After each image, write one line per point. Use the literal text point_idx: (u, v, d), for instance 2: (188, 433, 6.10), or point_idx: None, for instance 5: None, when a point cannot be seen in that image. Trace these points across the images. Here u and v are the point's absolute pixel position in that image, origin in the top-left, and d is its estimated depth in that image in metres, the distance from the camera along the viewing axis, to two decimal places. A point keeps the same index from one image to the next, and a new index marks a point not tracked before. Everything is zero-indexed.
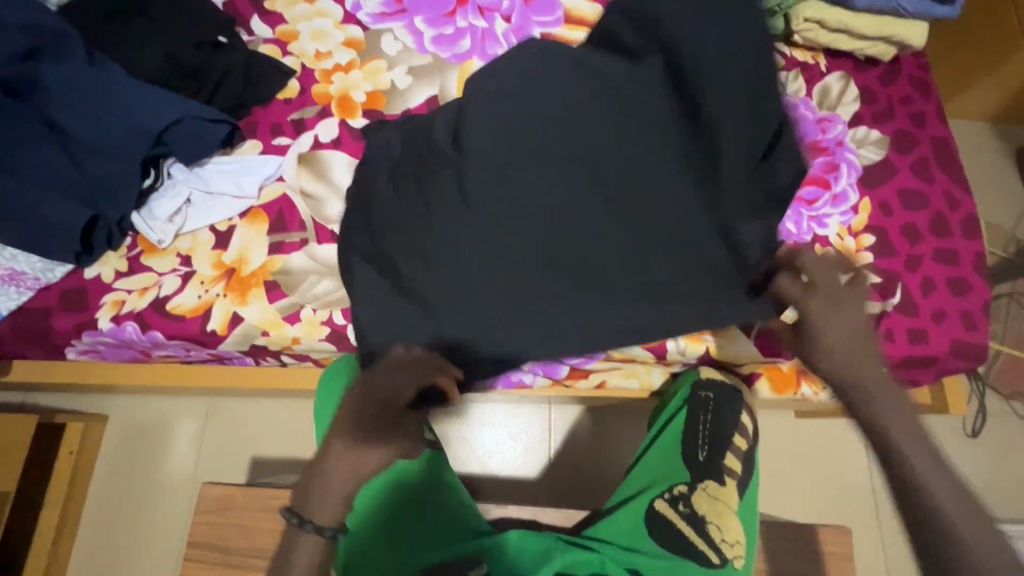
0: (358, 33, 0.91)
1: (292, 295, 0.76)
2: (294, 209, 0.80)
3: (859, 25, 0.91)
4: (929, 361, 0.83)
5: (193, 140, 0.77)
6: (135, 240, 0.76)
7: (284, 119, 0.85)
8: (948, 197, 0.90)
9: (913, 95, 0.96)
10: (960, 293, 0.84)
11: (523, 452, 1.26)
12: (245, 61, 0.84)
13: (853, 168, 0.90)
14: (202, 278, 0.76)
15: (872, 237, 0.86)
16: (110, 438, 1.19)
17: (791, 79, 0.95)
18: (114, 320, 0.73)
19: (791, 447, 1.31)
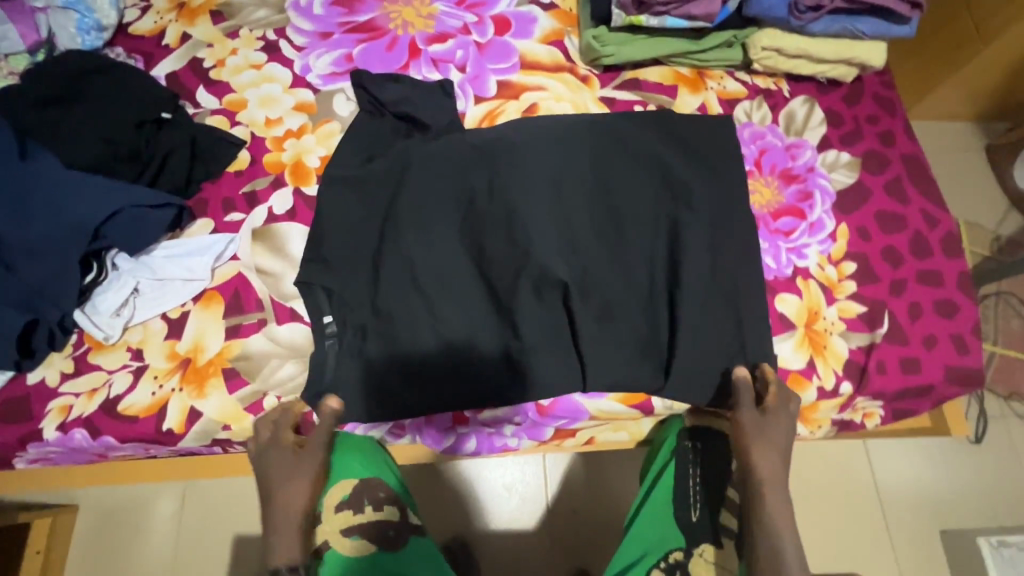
0: (309, 96, 0.89)
1: (252, 382, 0.72)
2: (251, 288, 0.76)
3: (817, 49, 0.90)
4: (926, 390, 0.79)
5: (137, 229, 0.73)
6: (81, 338, 0.72)
7: (236, 193, 0.81)
8: (925, 217, 0.88)
9: (879, 114, 0.95)
10: (949, 316, 0.82)
11: (519, 504, 1.21)
12: (189, 137, 0.81)
13: (827, 194, 0.88)
14: (156, 372, 0.71)
15: (853, 264, 0.84)
16: (80, 530, 1.13)
17: (756, 108, 0.93)
18: (61, 428, 0.68)
19: (795, 473, 1.28)
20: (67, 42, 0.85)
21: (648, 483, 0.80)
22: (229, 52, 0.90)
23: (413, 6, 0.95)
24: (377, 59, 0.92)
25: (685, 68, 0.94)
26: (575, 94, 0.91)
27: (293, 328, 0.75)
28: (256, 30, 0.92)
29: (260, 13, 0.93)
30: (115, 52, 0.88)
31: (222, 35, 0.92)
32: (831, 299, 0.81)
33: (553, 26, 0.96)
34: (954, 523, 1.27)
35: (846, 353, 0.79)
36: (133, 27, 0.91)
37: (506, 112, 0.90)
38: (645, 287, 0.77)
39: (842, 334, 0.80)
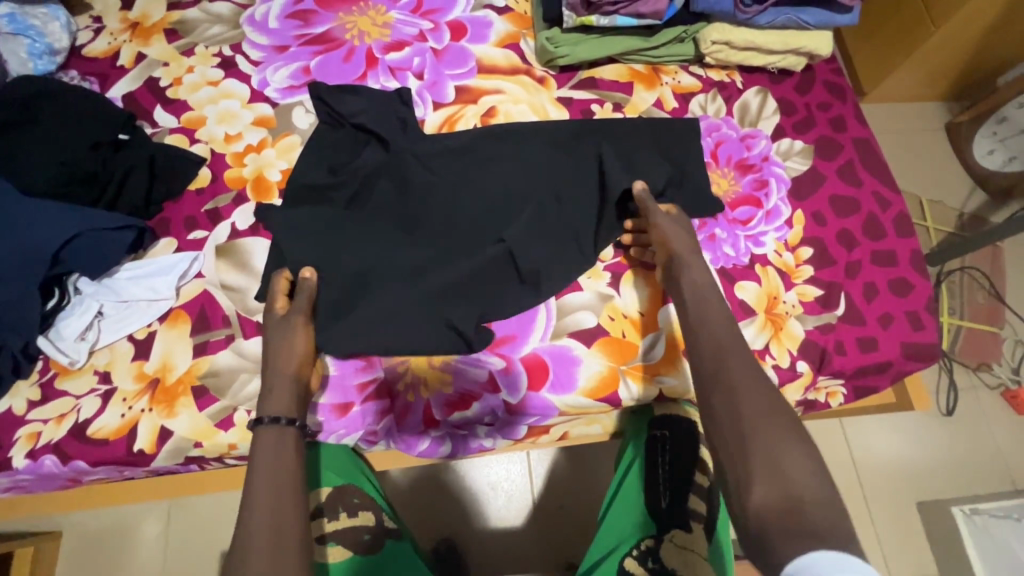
0: (267, 110, 0.89)
1: (221, 398, 0.72)
2: (216, 305, 0.77)
3: (766, 41, 0.91)
4: (884, 367, 0.82)
5: (96, 252, 0.72)
6: (47, 364, 0.72)
7: (198, 211, 0.82)
8: (878, 198, 0.90)
9: (830, 100, 0.98)
10: (903, 294, 0.84)
11: (505, 503, 1.22)
12: (148, 157, 0.81)
13: (781, 181, 0.90)
14: (124, 394, 0.71)
15: (810, 249, 0.86)
16: (65, 557, 1.12)
17: (710, 101, 0.95)
18: (30, 456, 0.68)
19: None
20: (18, 68, 0.85)
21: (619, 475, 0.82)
22: (185, 70, 0.90)
23: (369, 16, 0.96)
24: (334, 70, 0.92)
25: (640, 65, 0.96)
26: (532, 95, 0.93)
27: (258, 340, 0.75)
28: (212, 47, 0.93)
29: (214, 30, 0.94)
30: (69, 75, 0.88)
31: (177, 53, 0.92)
32: (789, 284, 0.84)
33: (507, 30, 0.97)
34: (931, 495, 1.30)
35: (803, 335, 0.81)
36: (86, 50, 0.90)
37: (464, 116, 0.91)
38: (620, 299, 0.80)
39: (800, 317, 0.82)
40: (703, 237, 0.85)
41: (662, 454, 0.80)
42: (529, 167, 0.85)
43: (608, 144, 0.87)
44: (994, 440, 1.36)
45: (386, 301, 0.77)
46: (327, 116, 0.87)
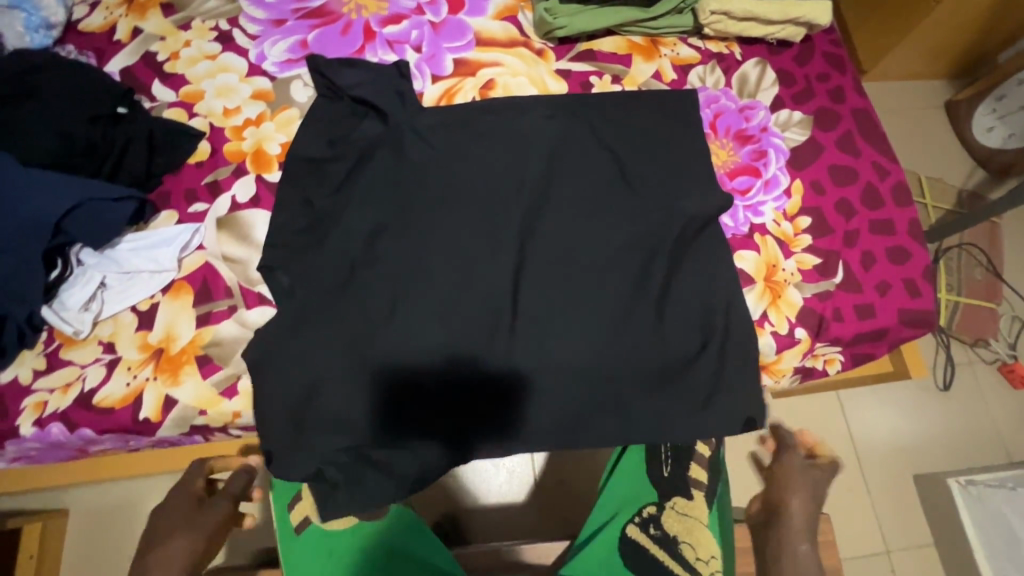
0: (265, 84, 0.89)
1: (226, 367, 0.73)
2: (219, 276, 0.77)
3: (765, 11, 0.91)
4: (881, 334, 0.83)
5: (97, 223, 0.73)
6: (51, 335, 0.72)
7: (198, 184, 0.82)
8: (876, 168, 0.91)
9: (829, 71, 0.97)
10: (901, 262, 0.85)
11: (507, 478, 1.23)
12: (147, 131, 0.81)
13: (780, 152, 0.90)
14: (129, 363, 0.72)
15: (808, 218, 0.86)
16: (72, 533, 1.14)
17: (709, 72, 0.95)
18: (37, 424, 0.69)
19: None
20: (15, 42, 0.84)
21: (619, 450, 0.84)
22: (183, 44, 0.90)
23: None
24: (332, 43, 0.92)
25: (639, 37, 0.95)
26: (531, 68, 0.92)
27: (260, 310, 0.76)
28: (208, 21, 0.92)
29: (211, 3, 0.93)
30: (66, 49, 0.88)
31: (174, 27, 0.91)
32: (788, 252, 0.84)
33: (505, 2, 0.97)
34: (927, 468, 1.32)
35: (801, 302, 0.82)
36: (83, 24, 0.90)
37: (463, 89, 0.91)
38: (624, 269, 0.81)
39: (798, 285, 0.82)
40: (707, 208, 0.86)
41: None
42: (529, 139, 0.86)
43: (606, 116, 0.88)
44: (989, 415, 1.38)
45: (387, 272, 0.78)
46: (325, 89, 0.87)
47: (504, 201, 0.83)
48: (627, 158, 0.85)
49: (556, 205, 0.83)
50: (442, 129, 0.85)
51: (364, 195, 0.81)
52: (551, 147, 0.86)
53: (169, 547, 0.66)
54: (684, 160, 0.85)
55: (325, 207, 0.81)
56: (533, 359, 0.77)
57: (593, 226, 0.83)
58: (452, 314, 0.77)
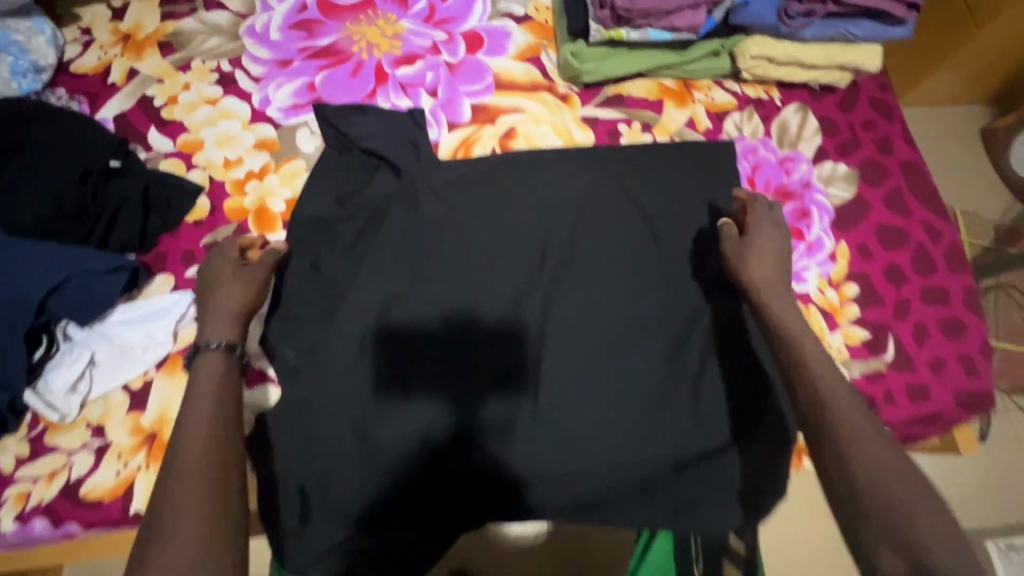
0: (270, 132, 0.83)
1: None
2: None
3: (810, 56, 0.83)
4: (936, 417, 0.76)
5: (87, 297, 0.67)
6: (35, 417, 0.66)
7: (196, 245, 0.76)
8: (928, 229, 0.83)
9: (875, 119, 0.90)
10: (956, 336, 0.78)
11: None
12: (142, 186, 0.75)
13: (824, 210, 0.83)
14: (120, 449, 0.66)
15: (855, 285, 0.80)
16: None
17: (746, 119, 0.88)
18: (19, 519, 0.63)
19: None
20: (1, 89, 0.78)
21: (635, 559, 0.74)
22: (181, 87, 0.84)
23: (377, 26, 0.89)
24: (341, 87, 0.85)
25: (671, 79, 0.88)
26: (555, 115, 0.86)
27: (263, 388, 0.72)
28: (209, 62, 0.86)
29: (212, 42, 0.87)
30: (56, 93, 0.82)
31: (172, 68, 0.85)
32: (834, 325, 0.77)
33: (527, 41, 0.90)
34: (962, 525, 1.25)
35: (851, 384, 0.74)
36: (75, 65, 0.84)
37: (482, 138, 0.84)
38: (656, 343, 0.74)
39: (846, 363, 0.76)
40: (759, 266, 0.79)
41: None
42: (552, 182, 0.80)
43: (637, 172, 0.81)
44: None
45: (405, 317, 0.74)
46: (333, 139, 0.81)
47: (526, 265, 0.76)
48: (660, 218, 0.79)
49: (582, 270, 0.77)
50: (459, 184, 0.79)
51: (374, 259, 0.75)
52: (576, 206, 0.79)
53: (200, 396, 0.56)
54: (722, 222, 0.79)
55: (331, 272, 0.75)
56: (558, 444, 0.70)
57: (623, 294, 0.76)
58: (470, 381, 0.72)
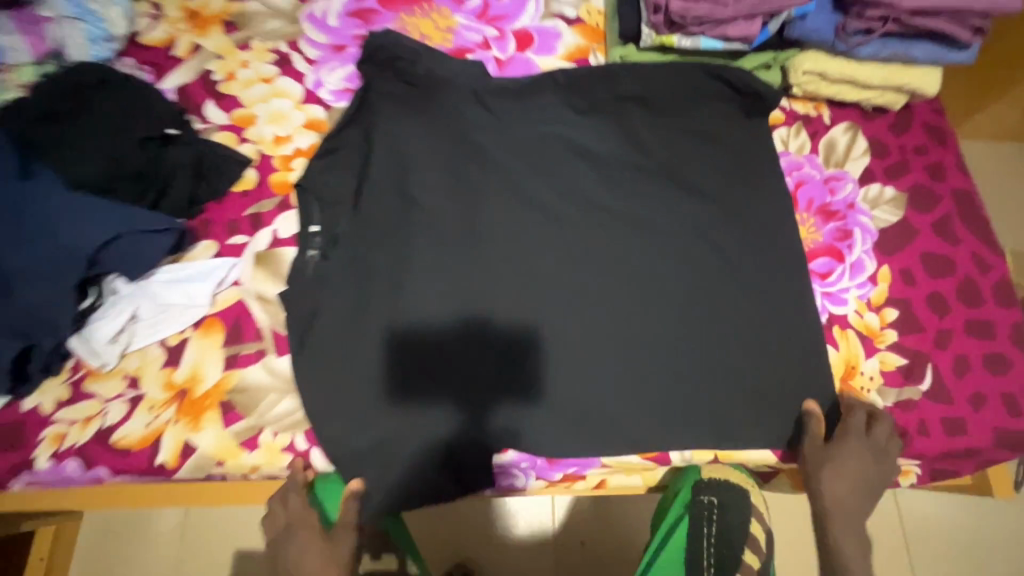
0: (319, 112, 0.85)
1: (248, 417, 0.69)
2: (251, 317, 0.73)
3: (864, 76, 0.82)
4: (973, 452, 0.73)
5: (133, 255, 0.70)
6: (78, 363, 0.70)
7: (240, 215, 0.78)
8: (977, 260, 0.80)
9: (928, 144, 0.88)
10: (999, 371, 0.75)
11: (528, 531, 1.14)
12: (196, 155, 0.78)
13: (868, 233, 0.81)
14: (152, 402, 0.69)
15: (896, 310, 0.77)
16: (82, 541, 1.11)
17: (793, 135, 0.87)
18: (53, 458, 0.66)
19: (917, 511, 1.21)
20: (75, 53, 0.82)
21: (654, 543, 0.77)
22: (240, 65, 0.87)
23: (431, 18, 0.91)
24: None
25: None
26: None
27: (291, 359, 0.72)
28: (268, 42, 0.89)
29: (273, 24, 0.90)
30: (125, 63, 0.86)
31: (233, 46, 0.89)
32: (871, 349, 0.75)
33: (577, 43, 0.91)
34: None
35: (883, 413, 0.72)
36: (143, 37, 0.87)
37: None
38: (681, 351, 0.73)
39: (880, 390, 0.73)
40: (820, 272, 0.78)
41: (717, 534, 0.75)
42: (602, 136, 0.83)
43: (692, 239, 0.79)
44: None
45: (412, 337, 0.72)
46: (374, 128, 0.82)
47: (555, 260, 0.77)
48: (693, 229, 0.79)
49: (611, 271, 0.77)
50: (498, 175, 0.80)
51: (408, 247, 0.76)
52: (611, 216, 0.80)
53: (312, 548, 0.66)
54: (757, 240, 0.78)
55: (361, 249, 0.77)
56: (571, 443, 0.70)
57: (650, 299, 0.75)
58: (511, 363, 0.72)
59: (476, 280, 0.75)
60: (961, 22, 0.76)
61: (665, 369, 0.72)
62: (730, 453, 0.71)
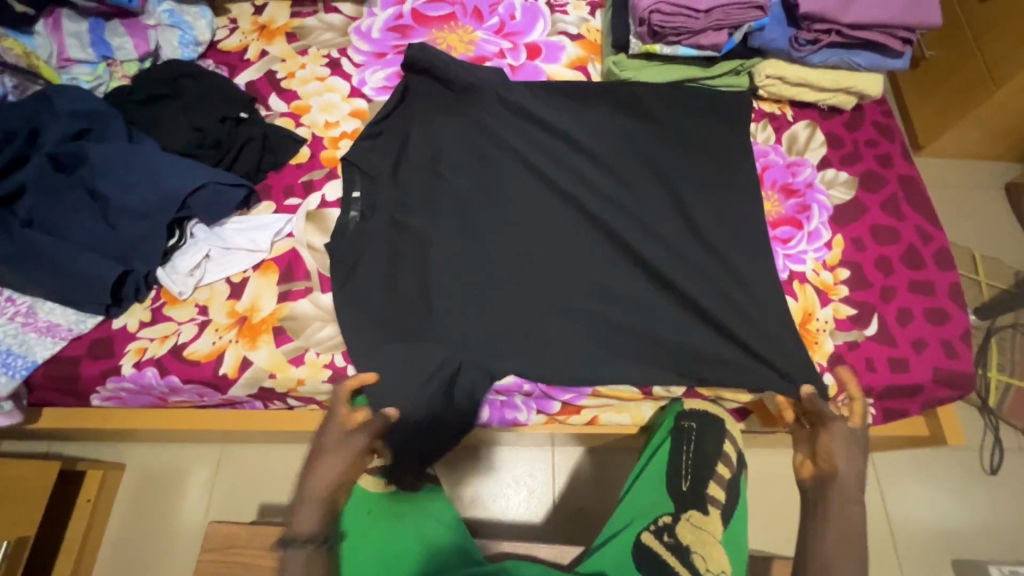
0: (363, 104, 1.02)
1: (297, 339, 0.83)
2: (302, 261, 0.88)
3: (817, 79, 0.98)
4: (915, 390, 0.84)
5: (212, 205, 0.86)
6: (159, 293, 0.84)
7: (295, 181, 0.94)
8: (919, 232, 0.94)
9: (878, 139, 1.02)
10: (939, 323, 0.87)
11: (527, 496, 1.23)
12: (262, 133, 0.95)
13: (824, 208, 0.95)
14: (217, 325, 0.83)
15: (848, 271, 0.90)
16: (125, 486, 1.22)
17: (760, 129, 1.02)
18: (136, 366, 0.80)
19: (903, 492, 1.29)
20: (169, 53, 1.01)
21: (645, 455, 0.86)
22: (299, 66, 1.06)
23: (457, 33, 1.09)
24: None
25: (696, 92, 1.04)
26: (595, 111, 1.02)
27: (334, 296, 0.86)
28: (323, 50, 1.08)
29: (327, 35, 1.09)
30: (206, 63, 1.05)
31: (294, 52, 1.07)
32: (826, 300, 0.88)
33: (578, 54, 1.08)
34: (965, 553, 1.25)
35: (835, 351, 0.85)
36: (222, 44, 1.07)
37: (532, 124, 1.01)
38: (662, 297, 0.86)
39: (833, 334, 0.86)
40: (782, 237, 0.92)
41: (694, 451, 0.83)
42: (598, 125, 0.98)
43: (670, 206, 0.92)
44: None
45: (436, 279, 0.86)
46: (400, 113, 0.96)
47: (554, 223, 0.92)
48: (674, 200, 0.93)
49: (601, 233, 0.91)
50: (508, 154, 0.96)
51: (432, 210, 0.91)
52: (606, 189, 0.93)
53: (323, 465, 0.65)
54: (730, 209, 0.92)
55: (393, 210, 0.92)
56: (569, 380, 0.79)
57: (636, 255, 0.89)
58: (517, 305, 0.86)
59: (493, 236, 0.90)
60: (893, 35, 0.94)
61: (647, 312, 0.86)
62: (704, 384, 0.83)
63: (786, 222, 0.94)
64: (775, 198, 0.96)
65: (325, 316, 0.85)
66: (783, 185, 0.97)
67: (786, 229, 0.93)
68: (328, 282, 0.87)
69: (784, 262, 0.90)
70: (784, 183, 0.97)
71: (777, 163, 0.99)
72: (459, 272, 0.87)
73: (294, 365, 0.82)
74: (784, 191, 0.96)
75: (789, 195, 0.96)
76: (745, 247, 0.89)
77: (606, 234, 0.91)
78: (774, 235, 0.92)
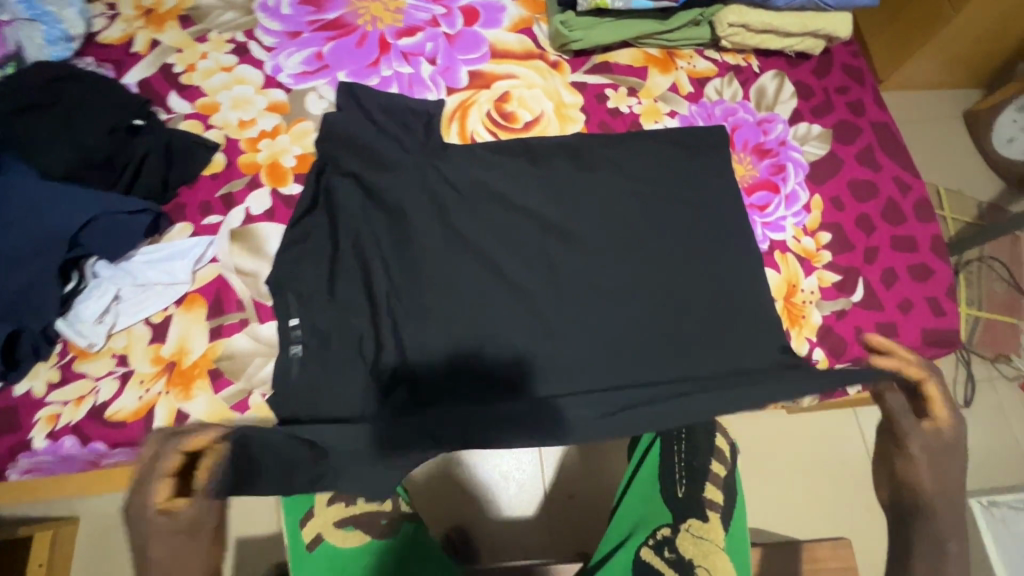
0: (281, 96, 0.89)
1: (238, 381, 0.73)
2: (231, 289, 0.77)
3: (783, 23, 0.90)
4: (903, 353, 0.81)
5: (113, 237, 0.74)
6: (66, 347, 0.73)
7: (212, 196, 0.82)
8: (898, 183, 0.89)
9: (849, 84, 0.96)
10: (923, 279, 0.83)
11: (517, 490, 1.17)
12: (163, 142, 0.82)
13: (799, 166, 0.89)
14: (141, 376, 0.72)
15: (829, 234, 0.85)
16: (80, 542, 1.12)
17: (726, 85, 0.93)
18: (50, 437, 0.69)
19: None
20: (34, 53, 0.85)
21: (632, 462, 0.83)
22: (200, 56, 0.90)
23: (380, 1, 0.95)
24: (347, 55, 0.92)
25: (655, 49, 0.94)
26: (546, 80, 0.92)
27: (274, 325, 0.76)
28: (225, 33, 0.92)
29: (228, 15, 0.93)
30: (84, 62, 0.88)
31: (191, 40, 0.92)
32: (809, 268, 0.83)
33: (521, 14, 0.96)
34: None
35: (822, 323, 0.80)
36: (102, 36, 0.90)
37: (478, 102, 0.89)
38: (637, 286, 0.79)
39: (819, 304, 0.81)
40: (760, 204, 0.86)
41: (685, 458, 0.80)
42: None
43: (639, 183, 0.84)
44: (1010, 433, 1.33)
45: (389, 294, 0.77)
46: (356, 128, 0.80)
47: (514, 214, 0.82)
48: (643, 174, 0.84)
49: (567, 219, 0.82)
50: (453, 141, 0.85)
51: (375, 213, 0.80)
52: (567, 169, 0.84)
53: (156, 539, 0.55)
54: (702, 180, 0.84)
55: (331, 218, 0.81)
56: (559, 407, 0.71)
57: (606, 242, 0.81)
58: (481, 311, 0.78)
59: (446, 237, 0.80)
60: None
61: (624, 303, 0.79)
62: None
63: (761, 187, 0.87)
64: (748, 161, 0.88)
65: (266, 350, 0.75)
66: (755, 146, 0.90)
67: (763, 195, 0.86)
68: (266, 310, 0.77)
69: (763, 231, 0.84)
70: (755, 144, 0.90)
71: (746, 121, 0.91)
72: (413, 282, 0.78)
73: (238, 409, 0.72)
74: (757, 153, 0.89)
75: (762, 156, 0.89)
76: (721, 221, 0.82)
77: (572, 221, 0.82)
78: (750, 203, 0.86)
